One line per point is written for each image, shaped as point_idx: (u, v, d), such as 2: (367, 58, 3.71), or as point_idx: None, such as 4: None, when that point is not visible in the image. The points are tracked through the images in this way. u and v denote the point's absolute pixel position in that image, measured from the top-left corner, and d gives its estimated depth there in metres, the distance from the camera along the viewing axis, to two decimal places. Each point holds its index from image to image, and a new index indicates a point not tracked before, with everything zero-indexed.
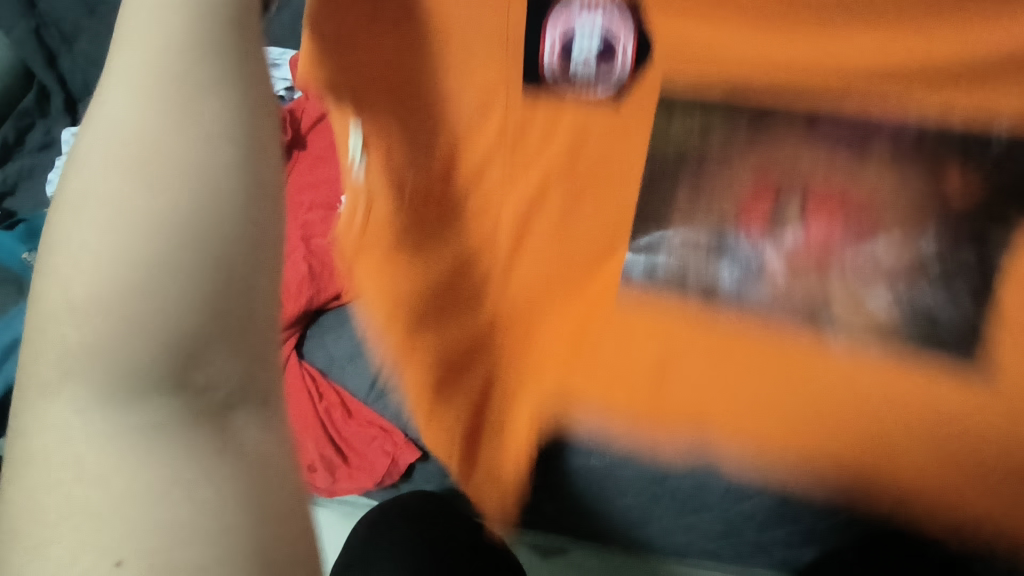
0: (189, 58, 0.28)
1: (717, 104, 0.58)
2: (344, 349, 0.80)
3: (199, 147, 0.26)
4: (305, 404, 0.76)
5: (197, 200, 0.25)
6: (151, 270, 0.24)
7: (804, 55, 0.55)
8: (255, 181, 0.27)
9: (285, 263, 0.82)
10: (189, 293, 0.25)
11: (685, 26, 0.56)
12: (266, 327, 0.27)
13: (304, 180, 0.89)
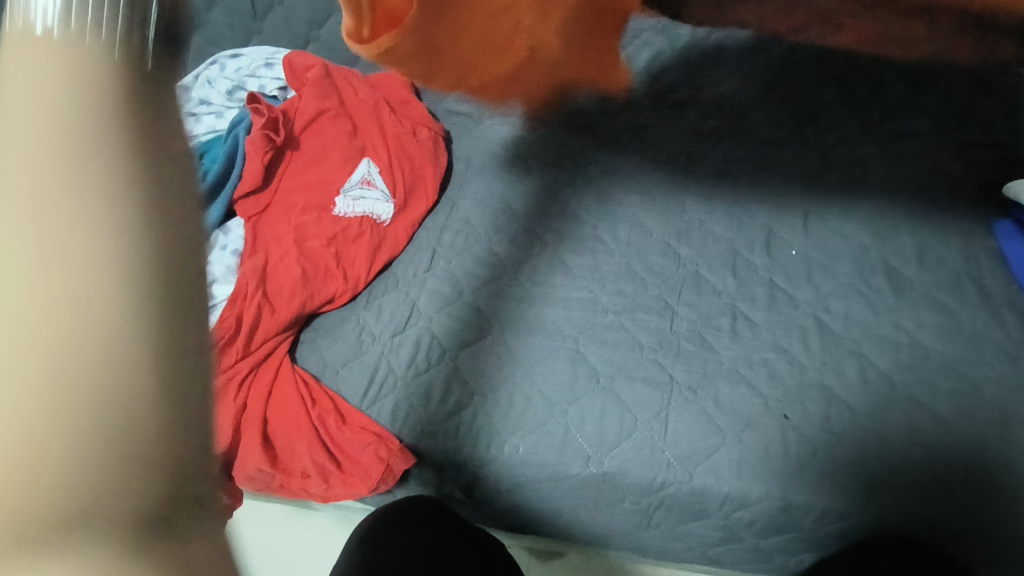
0: (80, 113, 0.22)
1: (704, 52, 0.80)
2: (338, 355, 0.80)
3: (102, 228, 0.21)
4: (298, 408, 0.73)
5: (105, 308, 0.21)
6: (48, 400, 0.20)
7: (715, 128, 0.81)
8: (168, 265, 0.22)
9: (278, 267, 0.80)
10: (105, 431, 0.21)
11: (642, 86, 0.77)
12: (201, 430, 0.23)
13: (297, 181, 0.87)
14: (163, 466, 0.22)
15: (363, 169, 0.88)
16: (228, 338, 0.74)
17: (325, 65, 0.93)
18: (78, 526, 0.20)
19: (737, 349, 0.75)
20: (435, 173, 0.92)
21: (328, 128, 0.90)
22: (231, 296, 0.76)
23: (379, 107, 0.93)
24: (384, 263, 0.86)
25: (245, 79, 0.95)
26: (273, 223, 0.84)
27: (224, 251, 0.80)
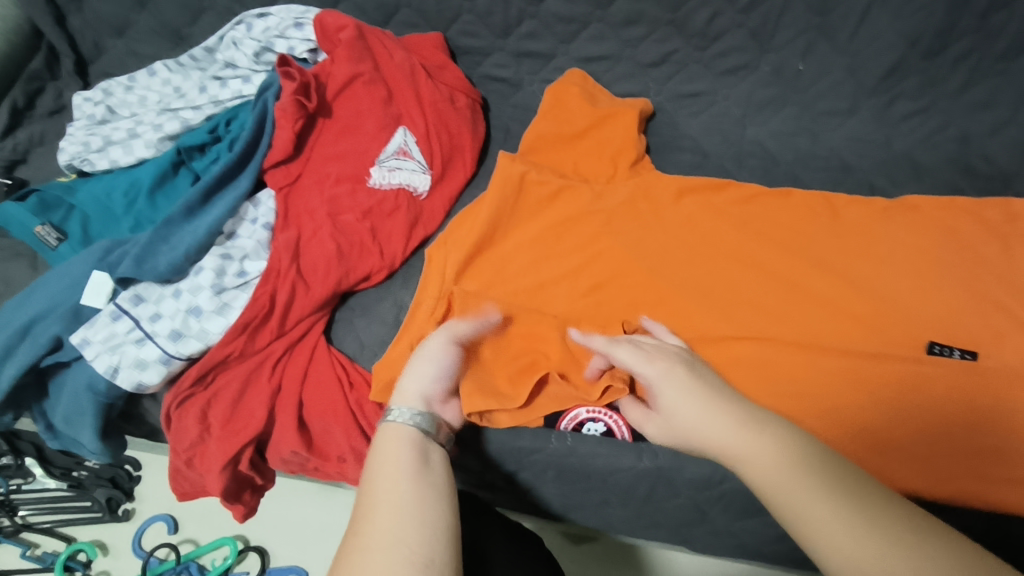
0: (396, 526, 0.45)
1: (790, 290, 0.74)
2: (374, 336, 0.76)
3: (387, 536, 0.44)
4: (334, 391, 0.70)
5: (402, 536, 0.44)
6: (371, 519, 0.46)
7: (792, 386, 0.68)
8: (422, 519, 0.46)
9: (312, 243, 0.76)
10: (405, 526, 0.45)
11: (727, 270, 0.77)
12: (431, 511, 0.47)
13: (329, 151, 0.82)
14: (412, 531, 0.45)
15: (399, 138, 0.83)
16: (261, 318, 0.70)
17: (359, 25, 0.83)
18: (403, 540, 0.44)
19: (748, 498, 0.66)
20: (472, 146, 0.88)
21: (362, 95, 0.83)
22: (265, 271, 0.72)
23: (415, 71, 0.85)
24: (421, 239, 0.82)
25: (272, 41, 0.87)
26: (304, 195, 0.80)
27: (255, 224, 0.78)
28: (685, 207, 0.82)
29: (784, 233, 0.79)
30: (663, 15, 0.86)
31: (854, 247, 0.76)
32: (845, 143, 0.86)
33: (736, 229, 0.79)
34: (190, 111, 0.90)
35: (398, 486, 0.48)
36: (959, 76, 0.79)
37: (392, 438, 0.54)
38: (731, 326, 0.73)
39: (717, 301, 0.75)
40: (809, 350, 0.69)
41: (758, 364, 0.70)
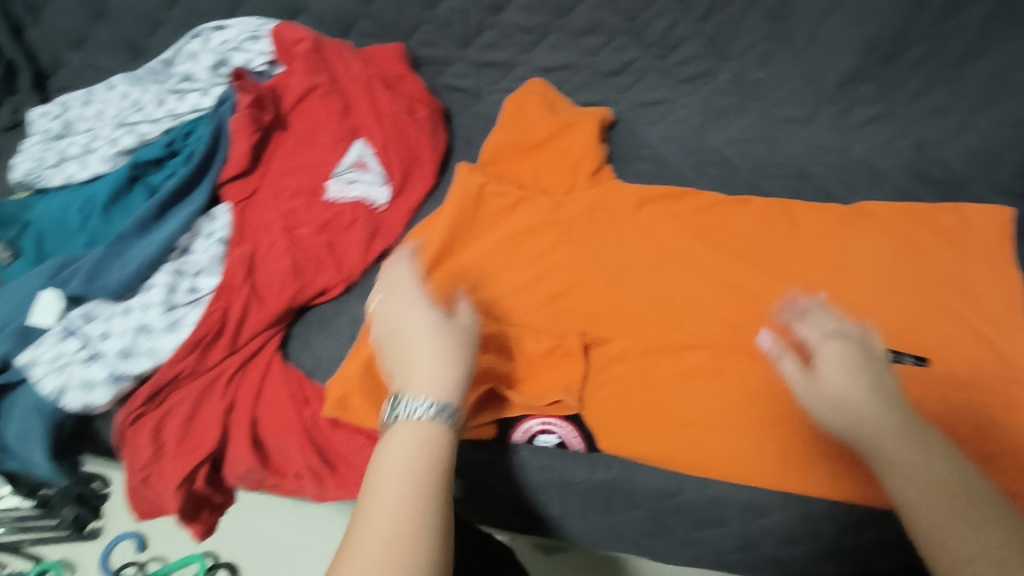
0: (400, 549, 0.43)
1: (746, 298, 0.74)
2: (331, 351, 0.75)
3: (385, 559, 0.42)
4: (288, 409, 0.69)
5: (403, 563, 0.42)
6: (376, 532, 0.44)
7: (748, 393, 0.67)
8: (427, 541, 0.44)
9: (267, 258, 0.75)
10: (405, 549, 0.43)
11: (683, 278, 0.77)
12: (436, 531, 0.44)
13: (286, 165, 0.81)
14: (412, 555, 0.42)
15: (356, 151, 0.82)
16: (213, 335, 0.69)
17: (315, 37, 0.84)
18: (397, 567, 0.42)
19: (704, 507, 0.66)
20: (432, 157, 0.87)
21: (318, 107, 0.83)
22: (219, 287, 0.71)
23: (373, 83, 0.85)
24: (380, 252, 0.81)
25: (228, 54, 0.87)
26: (259, 210, 0.79)
27: (210, 238, 0.76)
28: (644, 215, 0.82)
29: (741, 241, 0.79)
30: (620, 25, 0.86)
31: (811, 255, 0.76)
32: (802, 151, 0.85)
33: (694, 238, 0.80)
34: (147, 125, 0.88)
35: (408, 495, 0.45)
36: (913, 83, 0.80)
37: (412, 432, 0.50)
38: (688, 335, 0.73)
39: (673, 310, 0.75)
40: (763, 357, 0.69)
41: (714, 372, 0.70)
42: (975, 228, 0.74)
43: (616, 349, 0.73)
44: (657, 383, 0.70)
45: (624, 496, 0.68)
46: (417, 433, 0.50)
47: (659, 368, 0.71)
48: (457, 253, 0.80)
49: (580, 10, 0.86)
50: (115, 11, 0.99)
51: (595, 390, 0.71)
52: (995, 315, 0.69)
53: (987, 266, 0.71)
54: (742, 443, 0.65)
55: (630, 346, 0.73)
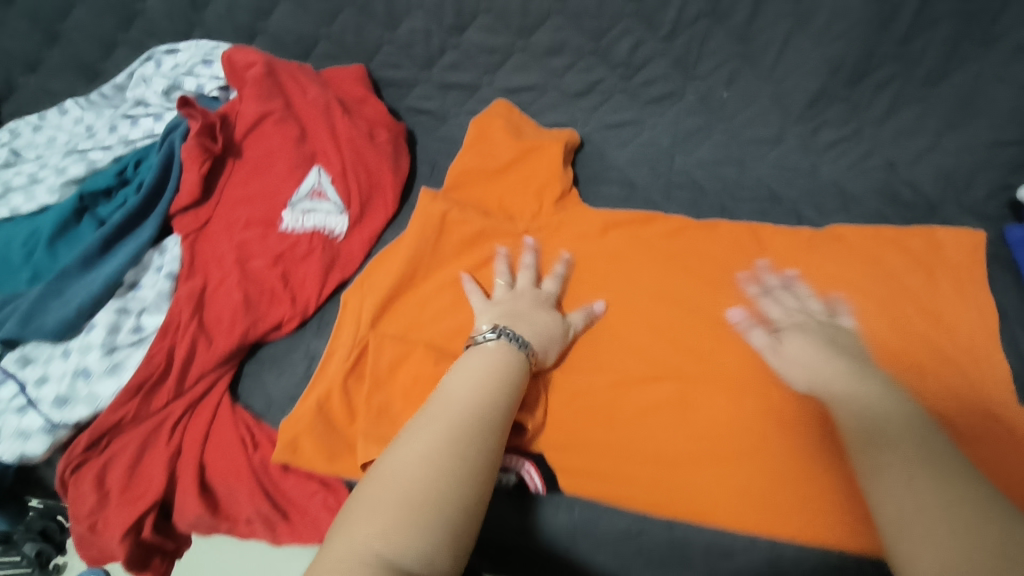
0: (450, 450, 0.45)
1: (713, 324, 0.71)
2: (284, 391, 0.72)
3: (430, 459, 0.44)
4: (236, 454, 0.66)
5: (452, 463, 0.45)
6: (430, 435, 0.47)
7: (715, 426, 0.64)
8: (474, 450, 0.46)
9: (217, 293, 0.72)
10: (458, 455, 0.45)
11: (647, 306, 0.74)
12: (483, 450, 0.47)
13: (238, 194, 0.78)
14: (461, 461, 0.45)
15: (313, 178, 0.80)
16: (155, 377, 0.66)
17: (269, 61, 0.81)
18: (440, 467, 0.44)
19: (671, 554, 0.60)
20: (394, 183, 0.84)
21: (272, 133, 0.80)
22: (163, 326, 0.69)
23: (331, 108, 0.83)
24: (338, 283, 0.78)
25: (180, 79, 0.84)
26: (212, 242, 0.76)
27: (159, 273, 0.74)
28: (609, 242, 0.80)
29: (708, 266, 0.76)
30: (585, 45, 0.84)
31: (781, 278, 0.73)
32: (772, 172, 0.83)
33: (660, 264, 0.77)
34: (98, 151, 0.86)
35: (467, 413, 0.49)
36: (882, 103, 0.78)
37: (485, 358, 0.56)
38: (652, 366, 0.70)
39: (637, 340, 0.72)
40: (729, 387, 0.66)
41: (680, 403, 0.67)
42: (945, 251, 0.72)
43: (581, 383, 0.70)
44: (621, 419, 0.67)
45: (585, 544, 0.62)
46: (498, 359, 0.56)
47: (624, 403, 0.68)
48: (418, 284, 0.76)
49: (543, 30, 0.84)
50: (68, 33, 0.96)
51: (559, 429, 0.68)
52: (968, 342, 0.66)
53: (959, 291, 0.69)
54: (710, 477, 0.62)
55: (592, 381, 0.70)
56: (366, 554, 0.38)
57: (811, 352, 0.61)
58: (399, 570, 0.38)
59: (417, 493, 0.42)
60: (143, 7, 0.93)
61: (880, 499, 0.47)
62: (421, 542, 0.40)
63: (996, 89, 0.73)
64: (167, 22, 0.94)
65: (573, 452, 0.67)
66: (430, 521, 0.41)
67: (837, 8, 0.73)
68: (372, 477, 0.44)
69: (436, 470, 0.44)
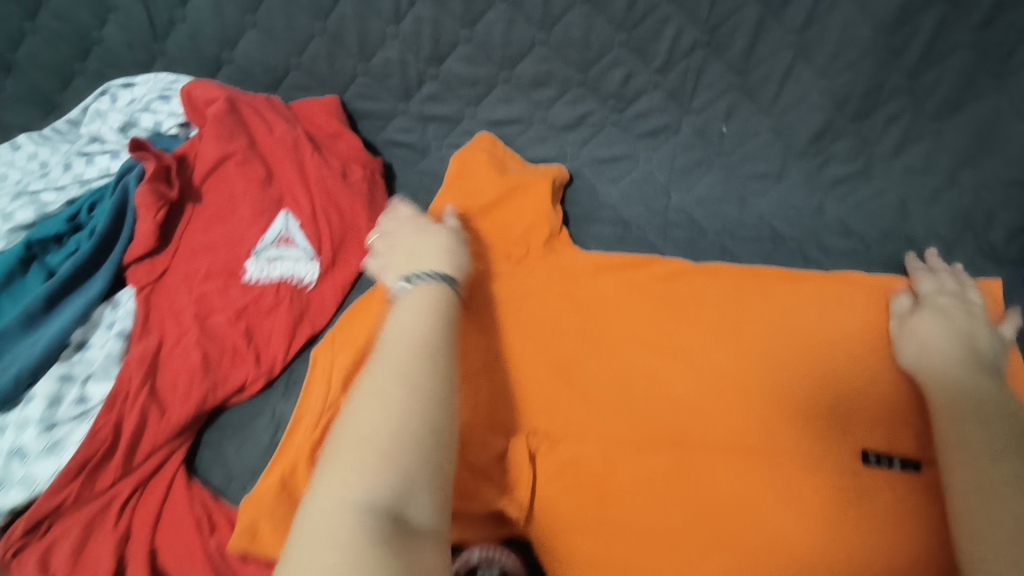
0: (402, 383, 0.48)
1: (716, 382, 0.65)
2: (245, 464, 0.66)
3: (389, 397, 0.47)
4: (190, 538, 0.60)
5: (409, 396, 0.48)
6: (384, 376, 0.49)
7: (718, 505, 0.59)
8: (428, 385, 0.49)
9: (173, 353, 0.66)
10: (415, 388, 0.48)
11: (644, 360, 0.68)
12: (436, 381, 0.50)
13: (198, 243, 0.72)
14: (414, 395, 0.48)
15: (280, 224, 0.74)
16: (98, 456, 0.60)
17: (230, 96, 0.75)
18: (397, 401, 0.47)
19: None
20: (370, 225, 0.78)
21: (234, 177, 0.74)
22: (109, 396, 0.62)
23: (300, 144, 0.77)
24: (308, 337, 0.73)
25: (137, 115, 0.79)
26: (169, 295, 0.70)
27: (110, 331, 0.67)
28: (600, 285, 0.74)
29: (710, 311, 0.69)
30: (573, 76, 0.79)
31: (789, 328, 0.66)
32: (776, 210, 0.78)
33: (657, 311, 0.71)
34: (52, 193, 0.78)
35: (417, 351, 0.52)
36: (892, 137, 0.73)
37: (420, 297, 0.58)
38: (650, 429, 0.64)
39: (633, 400, 0.66)
40: (733, 457, 0.61)
41: (681, 475, 0.61)
42: None
43: (573, 448, 0.64)
44: (617, 493, 0.61)
45: None
46: (432, 292, 0.59)
47: (619, 475, 0.62)
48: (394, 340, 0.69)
49: (528, 61, 0.79)
50: (22, 64, 0.90)
51: (546, 505, 0.62)
52: None
53: None
54: (713, 562, 0.57)
55: (585, 448, 0.64)
56: (344, 500, 0.41)
57: (940, 337, 0.59)
58: (380, 501, 0.41)
59: (382, 436, 0.45)
60: (101, 35, 0.87)
61: (952, 476, 0.49)
62: (397, 479, 0.43)
63: (1014, 124, 0.67)
64: (126, 51, 0.87)
65: (563, 529, 0.61)
66: (400, 458, 0.44)
67: (842, 39, 0.69)
68: (336, 433, 0.46)
69: (396, 410, 0.47)
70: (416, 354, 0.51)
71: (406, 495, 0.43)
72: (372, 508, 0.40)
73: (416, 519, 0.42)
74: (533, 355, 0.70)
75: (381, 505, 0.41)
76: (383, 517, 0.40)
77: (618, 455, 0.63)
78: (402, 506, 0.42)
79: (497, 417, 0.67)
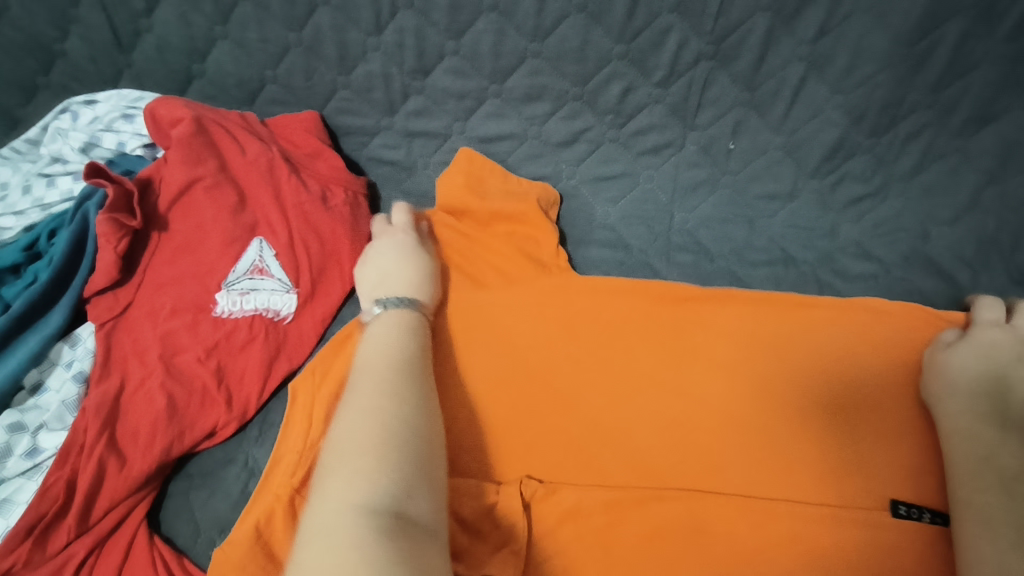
0: (388, 391, 0.49)
1: (728, 425, 0.60)
2: (214, 516, 0.61)
3: (377, 405, 0.47)
4: None
5: (397, 404, 0.48)
6: (369, 388, 0.49)
7: (732, 562, 0.54)
8: (415, 397, 0.50)
9: (136, 398, 0.61)
10: (402, 397, 0.49)
11: (649, 399, 0.63)
12: (423, 395, 0.51)
13: (164, 275, 0.67)
14: (401, 403, 0.48)
15: (253, 252, 0.69)
16: (51, 514, 0.55)
17: (197, 115, 0.69)
18: (388, 405, 0.47)
19: None
20: (352, 251, 0.72)
21: (202, 204, 0.69)
22: (62, 448, 0.58)
23: (274, 167, 0.71)
24: (284, 373, 0.67)
25: (98, 135, 0.74)
26: (132, 331, 0.64)
27: (66, 372, 0.61)
28: (603, 313, 0.67)
29: (722, 343, 0.64)
30: (569, 90, 0.74)
31: (806, 363, 0.61)
32: (786, 233, 0.73)
33: (663, 342, 0.65)
34: (7, 217, 0.73)
35: (397, 365, 0.52)
36: (911, 155, 0.68)
37: (390, 316, 0.59)
38: (656, 475, 0.60)
39: (638, 444, 0.61)
40: (747, 509, 0.56)
41: (691, 528, 0.56)
42: None
43: (572, 496, 0.59)
44: (623, 550, 0.56)
45: None
46: (404, 314, 0.60)
47: (622, 527, 0.57)
48: None
49: (520, 74, 0.74)
50: None
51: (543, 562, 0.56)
52: None
53: None
54: None
55: (585, 497, 0.59)
56: (345, 506, 0.39)
57: (974, 378, 0.53)
58: (377, 502, 0.40)
59: (376, 439, 0.44)
60: (63, 47, 0.81)
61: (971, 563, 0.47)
62: (395, 476, 0.42)
63: None
64: (90, 64, 0.82)
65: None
66: (394, 457, 0.43)
67: (858, 52, 0.64)
68: (327, 448, 0.45)
69: (384, 422, 0.46)
70: (398, 367, 0.52)
71: (403, 492, 0.42)
72: (373, 508, 0.39)
73: (416, 515, 0.41)
74: (528, 390, 0.64)
75: (381, 504, 0.40)
76: (385, 516, 0.39)
77: (619, 505, 0.58)
78: (401, 502, 0.41)
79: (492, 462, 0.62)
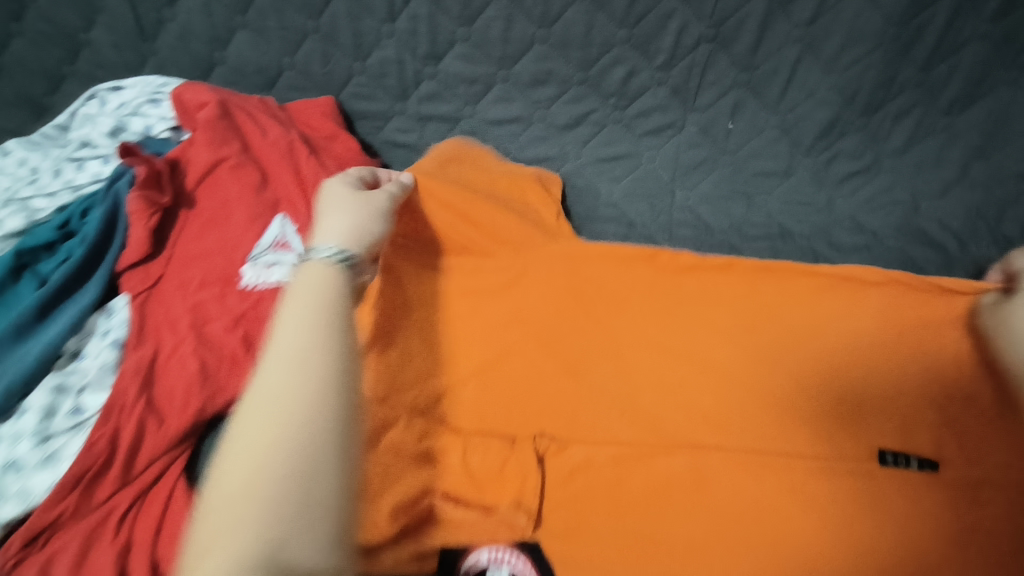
0: (304, 348, 0.37)
1: (725, 385, 0.64)
2: None
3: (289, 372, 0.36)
4: None
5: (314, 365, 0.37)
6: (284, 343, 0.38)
7: (734, 511, 0.58)
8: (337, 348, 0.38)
9: (170, 363, 0.64)
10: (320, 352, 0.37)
11: (651, 363, 0.67)
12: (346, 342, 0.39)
13: (193, 250, 0.71)
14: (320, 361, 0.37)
15: (276, 228, 0.72)
16: (96, 469, 0.59)
17: (222, 100, 0.75)
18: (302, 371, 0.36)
19: None
20: None
21: (228, 181, 0.73)
22: (105, 408, 0.61)
23: (294, 148, 0.75)
24: None
25: (126, 119, 0.79)
26: (164, 303, 0.68)
27: (104, 340, 0.65)
28: (605, 282, 0.70)
29: (719, 311, 0.67)
30: (574, 75, 0.77)
31: (797, 327, 0.64)
32: (783, 208, 0.76)
33: (661, 310, 0.68)
34: (41, 199, 0.76)
35: (323, 304, 0.40)
36: (902, 133, 0.71)
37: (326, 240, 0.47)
38: (659, 433, 0.63)
39: (641, 404, 0.65)
40: (748, 464, 0.60)
41: (693, 481, 0.60)
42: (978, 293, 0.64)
43: (581, 450, 0.64)
44: (629, 500, 0.60)
45: None
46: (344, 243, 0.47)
47: (629, 481, 0.61)
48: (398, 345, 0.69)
49: (527, 59, 0.77)
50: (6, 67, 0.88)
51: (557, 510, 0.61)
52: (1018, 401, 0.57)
53: None
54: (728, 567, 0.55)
55: (595, 452, 0.63)
56: (248, 499, 0.32)
57: None
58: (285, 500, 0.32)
59: (283, 417, 0.34)
60: (88, 37, 0.85)
61: None
62: (312, 459, 0.34)
63: None
64: (114, 53, 0.85)
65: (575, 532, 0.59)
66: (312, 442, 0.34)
67: (849, 34, 0.67)
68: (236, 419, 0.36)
69: (294, 389, 0.36)
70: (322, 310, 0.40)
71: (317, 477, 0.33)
72: (283, 499, 0.32)
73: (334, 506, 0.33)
74: (538, 353, 0.69)
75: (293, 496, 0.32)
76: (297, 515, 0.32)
77: (624, 457, 0.63)
78: (315, 488, 0.33)
79: (507, 422, 0.65)
